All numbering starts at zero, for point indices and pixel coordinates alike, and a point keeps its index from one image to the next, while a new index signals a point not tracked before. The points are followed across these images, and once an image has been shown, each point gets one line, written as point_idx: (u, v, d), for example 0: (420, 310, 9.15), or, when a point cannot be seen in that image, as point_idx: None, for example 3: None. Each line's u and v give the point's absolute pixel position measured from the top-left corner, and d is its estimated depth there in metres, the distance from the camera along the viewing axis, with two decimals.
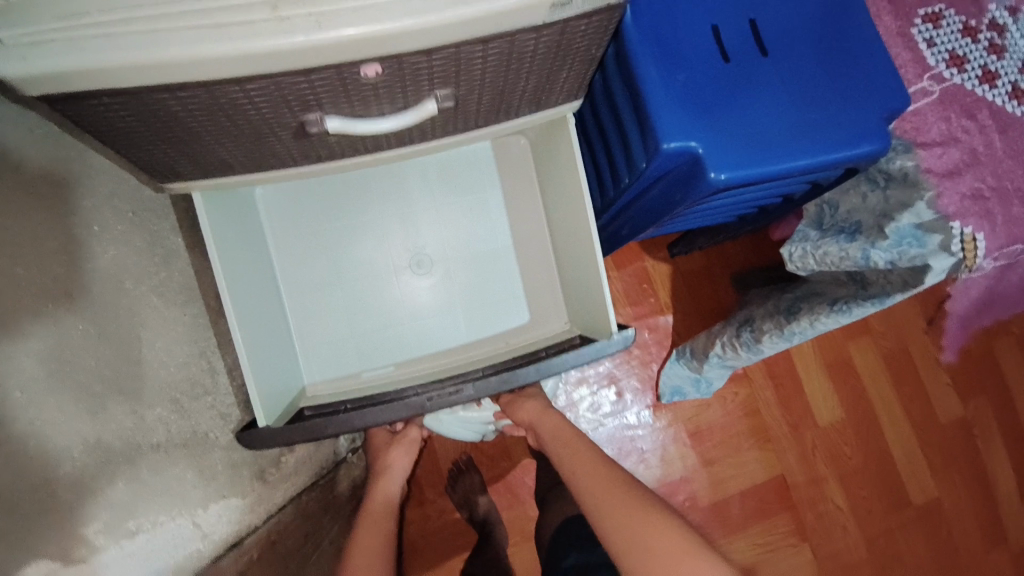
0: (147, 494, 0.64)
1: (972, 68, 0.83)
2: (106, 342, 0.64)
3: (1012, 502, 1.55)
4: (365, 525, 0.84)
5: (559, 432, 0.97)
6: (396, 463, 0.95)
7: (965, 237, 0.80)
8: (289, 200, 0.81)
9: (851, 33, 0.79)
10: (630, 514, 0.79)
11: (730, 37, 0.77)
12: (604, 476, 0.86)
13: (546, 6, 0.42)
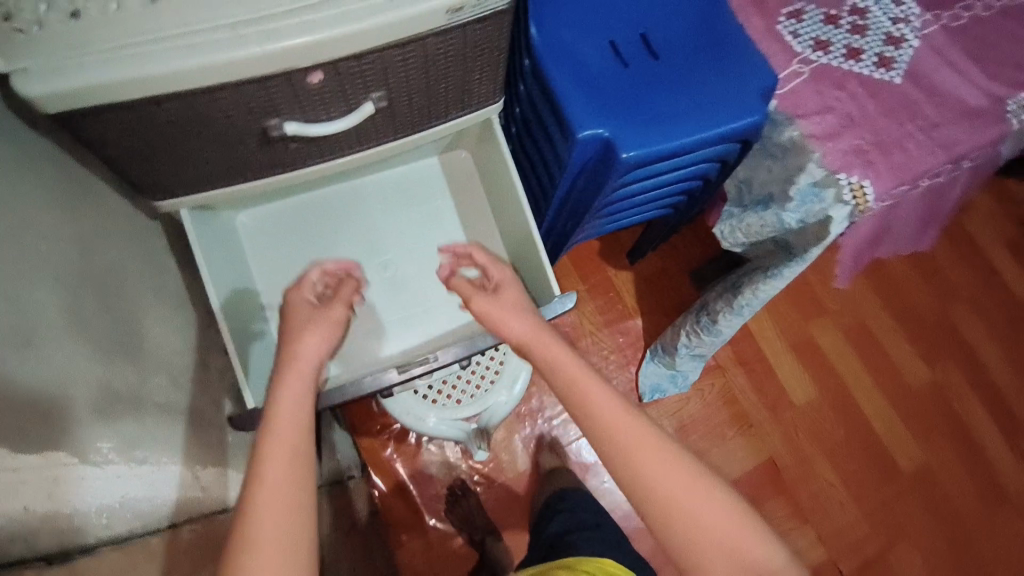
0: (149, 435, 0.69)
1: (837, 47, 0.97)
2: (112, 313, 0.70)
3: (1005, 460, 1.56)
4: (271, 449, 0.55)
5: (600, 407, 0.65)
6: (306, 354, 0.64)
7: (853, 184, 0.91)
8: (265, 224, 0.92)
9: (724, 30, 0.94)
10: (692, 502, 0.61)
11: (626, 48, 0.93)
12: (655, 439, 0.64)
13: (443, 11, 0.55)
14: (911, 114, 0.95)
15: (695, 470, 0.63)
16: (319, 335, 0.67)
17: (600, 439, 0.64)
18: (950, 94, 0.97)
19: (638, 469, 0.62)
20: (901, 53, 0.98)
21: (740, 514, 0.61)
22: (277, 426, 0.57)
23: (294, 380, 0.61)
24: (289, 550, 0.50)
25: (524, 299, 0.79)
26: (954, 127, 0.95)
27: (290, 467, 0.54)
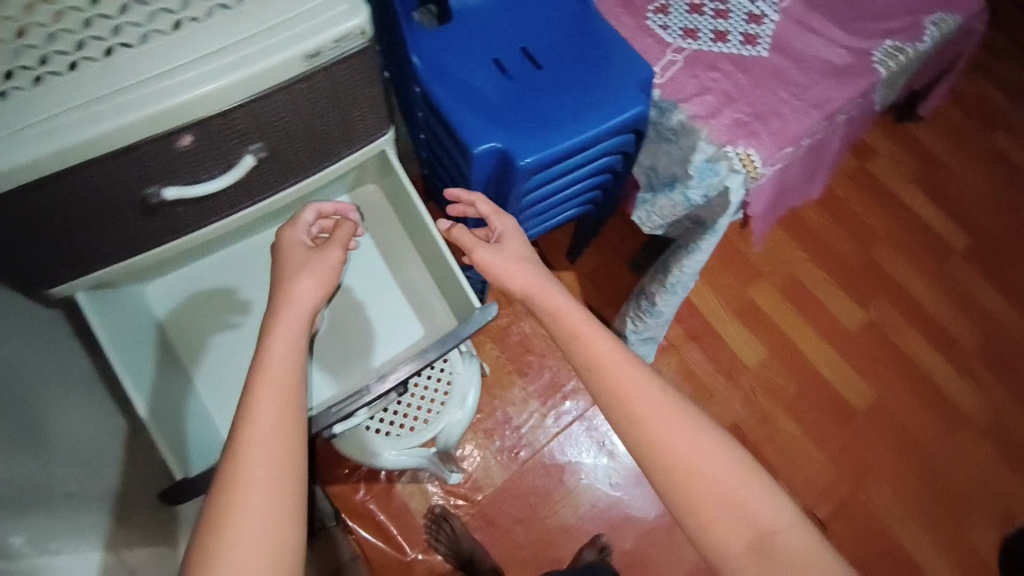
0: (61, 529, 0.68)
1: (705, 34, 1.05)
2: (12, 410, 0.69)
3: (953, 382, 1.62)
4: (264, 392, 0.60)
5: (598, 355, 0.74)
6: (303, 299, 0.69)
7: (741, 154, 0.97)
8: (177, 291, 0.98)
9: (599, 32, 0.99)
10: (683, 443, 0.68)
11: (509, 63, 0.97)
12: (648, 388, 0.71)
13: (300, 58, 0.57)
14: (782, 82, 1.02)
15: (688, 418, 0.70)
16: (314, 279, 0.71)
17: (598, 389, 0.73)
18: (815, 57, 1.05)
19: (632, 416, 0.70)
20: (763, 29, 1.06)
21: (731, 455, 0.68)
22: (270, 370, 0.62)
23: (284, 325, 0.66)
24: (279, 489, 0.56)
25: (525, 251, 0.85)
26: (824, 85, 1.02)
27: (281, 410, 0.59)
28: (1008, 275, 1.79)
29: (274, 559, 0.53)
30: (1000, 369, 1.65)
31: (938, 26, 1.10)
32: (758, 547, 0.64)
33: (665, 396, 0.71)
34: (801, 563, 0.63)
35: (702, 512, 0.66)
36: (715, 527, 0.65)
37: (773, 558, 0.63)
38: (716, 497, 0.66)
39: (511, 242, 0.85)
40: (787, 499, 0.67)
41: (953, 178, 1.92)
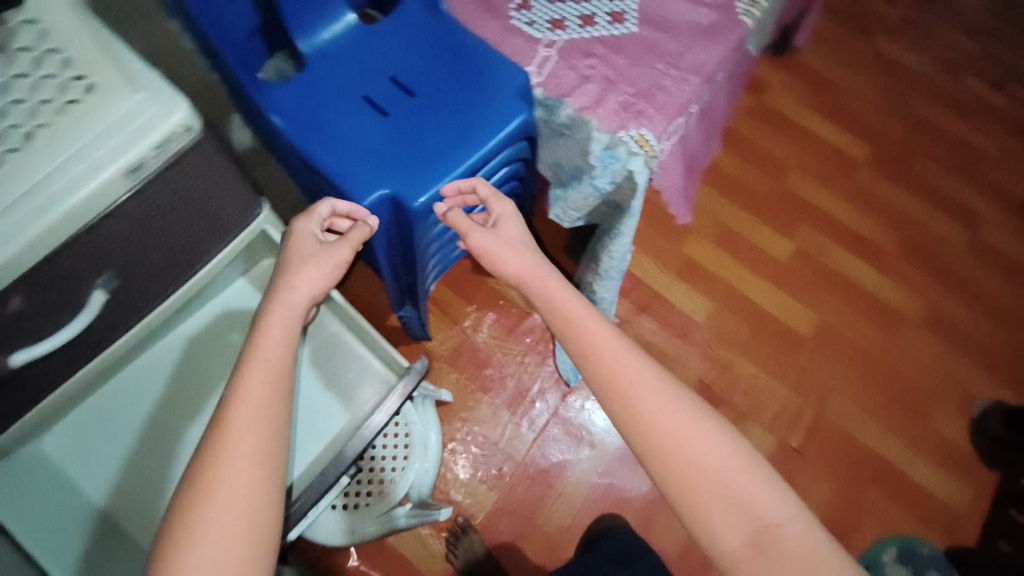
0: None
1: (572, 20, 1.02)
2: None
3: (884, 287, 1.71)
4: (253, 370, 0.64)
5: (597, 349, 0.73)
6: (301, 289, 0.73)
7: (634, 136, 0.96)
8: (72, 433, 0.99)
9: (464, 44, 0.95)
10: (688, 437, 0.69)
11: (380, 96, 0.92)
12: (653, 382, 0.72)
13: (120, 179, 0.54)
14: (657, 55, 1.02)
15: (690, 414, 0.70)
16: (315, 274, 0.75)
17: (602, 389, 0.73)
18: (683, 22, 1.05)
19: (634, 415, 0.70)
20: (626, 5, 1.05)
21: (732, 448, 0.69)
22: (267, 354, 0.66)
23: (280, 308, 0.70)
24: (264, 476, 0.60)
25: (521, 236, 0.85)
26: (697, 49, 1.03)
27: (275, 393, 0.64)
28: (910, 173, 1.89)
29: (245, 534, 0.58)
30: (922, 263, 1.75)
31: None
32: (758, 540, 0.65)
33: (666, 389, 0.72)
34: (797, 558, 0.64)
35: (702, 506, 0.66)
36: (714, 519, 0.66)
37: (773, 550, 0.64)
38: (719, 490, 0.67)
39: (509, 225, 0.85)
40: (784, 487, 0.68)
41: (842, 92, 2.00)
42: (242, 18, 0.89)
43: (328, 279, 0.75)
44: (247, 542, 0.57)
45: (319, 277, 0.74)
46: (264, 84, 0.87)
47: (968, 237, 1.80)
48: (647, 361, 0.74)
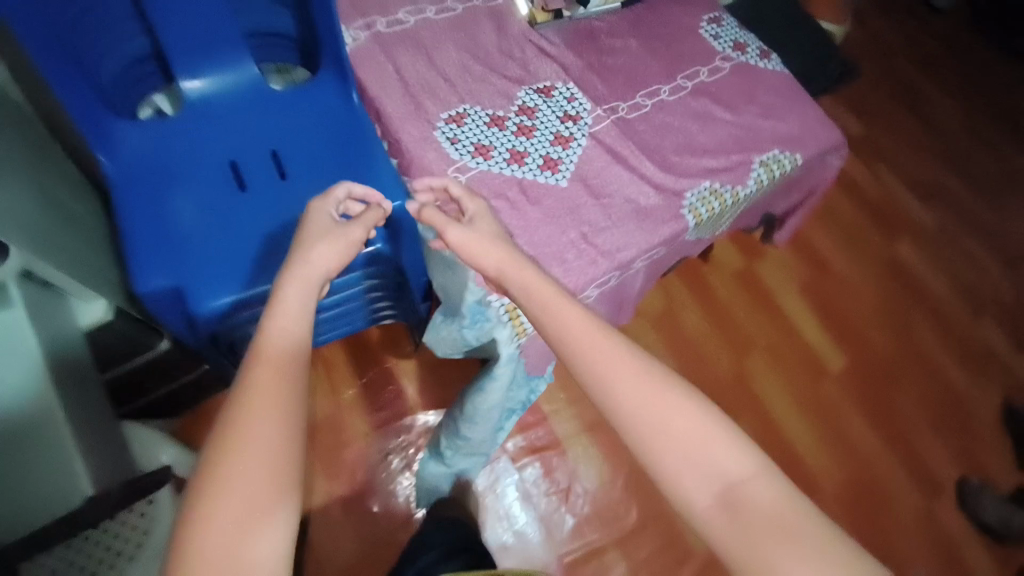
0: None
1: (498, 153, 0.93)
2: None
3: None
4: (271, 339, 0.57)
5: (597, 339, 0.64)
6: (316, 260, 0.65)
7: (504, 304, 0.84)
8: None
9: (362, 146, 0.88)
10: (668, 408, 0.60)
11: (248, 169, 0.84)
12: (636, 366, 0.62)
13: None
14: (577, 219, 0.90)
15: (654, 383, 0.61)
16: (333, 244, 0.67)
17: (577, 365, 0.64)
18: (619, 193, 0.94)
19: (601, 385, 0.62)
20: (566, 154, 0.95)
21: (707, 417, 0.60)
22: (286, 317, 0.59)
23: (297, 282, 0.62)
24: (283, 431, 0.52)
25: (501, 232, 0.76)
26: (620, 228, 0.91)
27: (292, 358, 0.56)
28: (890, 412, 1.67)
29: (272, 490, 0.50)
30: (866, 521, 1.51)
31: (769, 166, 1.01)
32: (736, 508, 0.55)
33: (649, 367, 0.63)
34: (769, 515, 0.54)
35: (678, 475, 0.58)
36: (687, 490, 0.57)
37: (755, 527, 0.54)
38: (691, 456, 0.58)
39: (484, 217, 0.78)
40: (759, 450, 0.59)
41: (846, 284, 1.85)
42: (124, 46, 0.85)
43: (346, 252, 0.67)
44: (277, 494, 0.50)
45: (335, 249, 0.66)
46: (111, 120, 0.80)
47: (930, 512, 1.55)
48: (632, 341, 0.65)
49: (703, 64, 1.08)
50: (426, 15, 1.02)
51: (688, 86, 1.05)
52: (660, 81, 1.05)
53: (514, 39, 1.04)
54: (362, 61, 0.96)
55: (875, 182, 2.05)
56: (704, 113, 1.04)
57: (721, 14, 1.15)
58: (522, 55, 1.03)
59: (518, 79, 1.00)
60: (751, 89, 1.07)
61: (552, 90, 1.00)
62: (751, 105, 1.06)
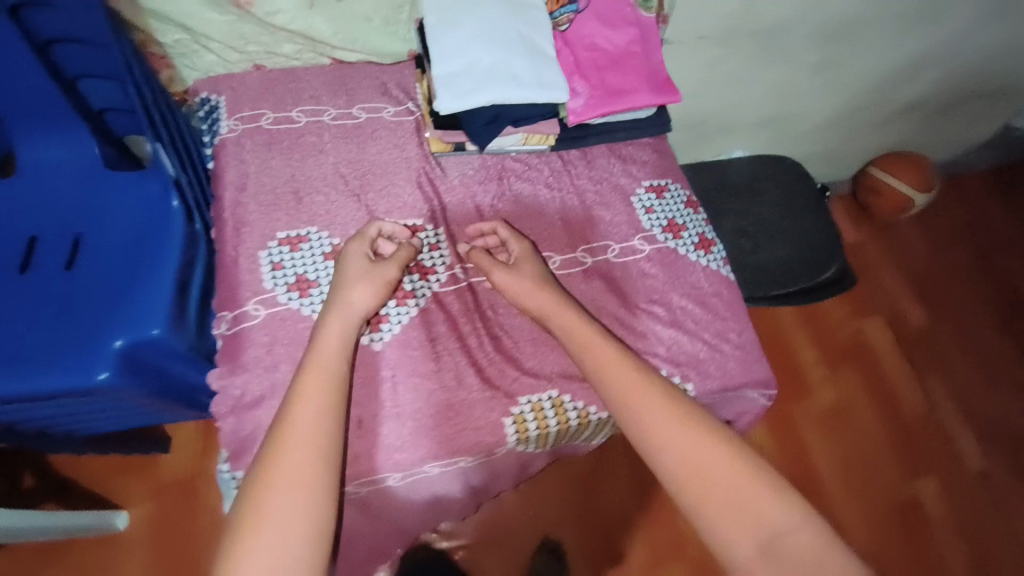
0: None
1: (318, 293, 0.82)
2: None
3: None
4: (313, 373, 0.68)
5: (640, 393, 0.71)
6: (354, 304, 0.74)
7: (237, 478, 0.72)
8: None
9: (157, 253, 0.78)
10: (699, 457, 0.66)
11: (41, 250, 0.78)
12: (670, 421, 0.69)
13: None
14: (368, 396, 0.76)
15: (692, 426, 0.68)
16: (368, 287, 0.76)
17: (624, 418, 0.71)
18: (437, 377, 0.78)
19: (643, 420, 0.70)
20: (397, 312, 0.81)
21: (736, 466, 0.66)
22: (319, 364, 0.69)
23: (335, 324, 0.73)
24: (322, 452, 0.64)
25: (547, 274, 0.82)
26: (416, 418, 0.76)
27: (326, 399, 0.67)
28: None
29: (321, 488, 0.62)
30: None
31: None
32: (766, 545, 0.61)
33: (685, 417, 0.69)
34: (810, 564, 0.59)
35: (711, 518, 0.64)
36: (720, 529, 0.63)
37: (783, 560, 0.60)
38: (720, 502, 0.64)
39: (533, 262, 0.83)
40: (788, 492, 0.65)
41: (863, 459, 1.60)
42: None
43: (384, 291, 0.77)
44: (308, 501, 0.61)
45: (369, 291, 0.76)
46: None
47: None
48: (668, 390, 0.73)
49: (615, 240, 0.90)
50: (321, 118, 0.94)
51: (585, 265, 0.88)
52: (556, 248, 0.89)
53: (405, 163, 0.93)
54: (225, 156, 0.89)
55: (913, 392, 1.72)
56: (591, 300, 0.85)
57: (668, 181, 0.96)
58: (404, 183, 0.92)
59: (386, 209, 0.89)
60: (665, 285, 0.88)
61: (420, 231, 0.88)
62: (656, 306, 0.86)
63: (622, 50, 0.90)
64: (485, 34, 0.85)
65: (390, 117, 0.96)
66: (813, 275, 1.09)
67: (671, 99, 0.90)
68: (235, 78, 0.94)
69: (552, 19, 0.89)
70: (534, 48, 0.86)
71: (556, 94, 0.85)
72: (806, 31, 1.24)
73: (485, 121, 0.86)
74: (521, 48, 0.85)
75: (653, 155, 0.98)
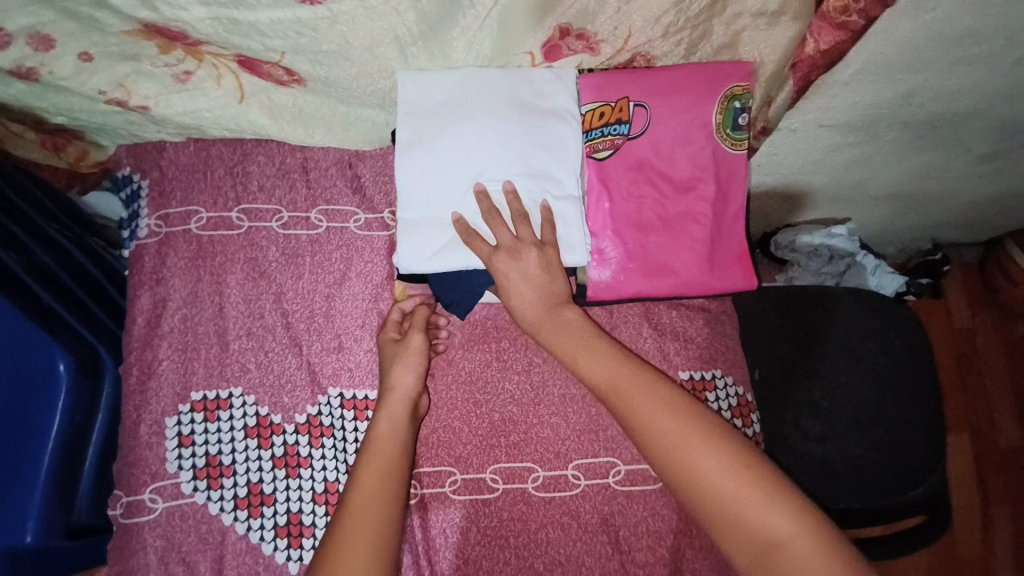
0: None
1: (230, 485, 0.66)
2: None
3: None
4: (371, 464, 0.54)
5: (629, 384, 0.53)
6: (399, 384, 0.61)
7: None
8: None
9: (39, 433, 0.66)
10: (705, 466, 0.48)
11: None
12: (667, 415, 0.50)
13: None
14: None
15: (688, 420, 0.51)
16: (408, 367, 0.62)
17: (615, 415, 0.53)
18: None
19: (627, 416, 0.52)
20: (325, 525, 0.66)
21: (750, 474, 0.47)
22: (378, 445, 0.56)
23: (389, 405, 0.59)
24: (378, 543, 0.49)
25: (547, 298, 0.58)
26: None
27: (389, 482, 0.53)
28: None
29: None
30: None
31: None
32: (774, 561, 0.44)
33: (683, 409, 0.51)
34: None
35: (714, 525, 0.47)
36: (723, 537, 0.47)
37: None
38: (722, 514, 0.47)
39: (529, 249, 0.57)
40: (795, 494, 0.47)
41: None
42: None
43: (424, 368, 0.62)
44: None
45: (413, 368, 0.62)
46: None
47: None
48: (666, 379, 0.54)
49: (624, 458, 0.69)
50: (267, 224, 0.70)
51: (577, 487, 0.68)
52: (542, 461, 0.69)
53: (367, 300, 0.70)
54: (141, 270, 0.69)
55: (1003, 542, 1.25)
56: (570, 544, 0.67)
57: (716, 373, 0.72)
58: (361, 331, 0.70)
59: (332, 371, 0.69)
60: (675, 536, 0.68)
61: (367, 408, 0.68)
62: (654, 561, 0.67)
63: (684, 203, 0.60)
64: (476, 164, 0.58)
65: (357, 230, 0.71)
66: (897, 492, 0.79)
67: (742, 283, 0.63)
68: (164, 153, 0.70)
69: (587, 140, 0.60)
70: (548, 186, 0.59)
71: (570, 258, 0.59)
72: (987, 123, 0.82)
73: (458, 287, 0.61)
74: (527, 190, 0.58)
75: (703, 328, 0.73)
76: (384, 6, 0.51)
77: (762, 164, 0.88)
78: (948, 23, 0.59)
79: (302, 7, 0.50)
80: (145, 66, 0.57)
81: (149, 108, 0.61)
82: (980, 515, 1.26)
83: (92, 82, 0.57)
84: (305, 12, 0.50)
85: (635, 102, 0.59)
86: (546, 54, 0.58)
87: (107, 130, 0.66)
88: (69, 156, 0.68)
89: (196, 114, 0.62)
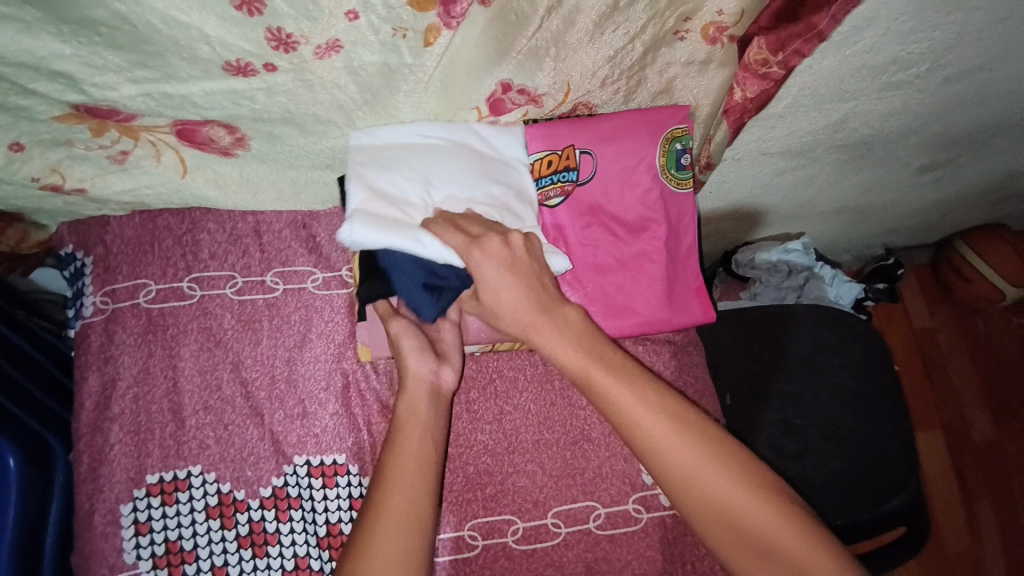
0: None
1: (193, 572, 0.63)
2: None
3: None
4: (400, 471, 0.50)
5: (630, 393, 0.48)
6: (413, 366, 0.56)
7: None
8: None
9: None
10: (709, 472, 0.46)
11: None
12: (677, 429, 0.47)
13: None
14: None
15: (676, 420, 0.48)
16: (412, 346, 0.57)
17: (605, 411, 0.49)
18: None
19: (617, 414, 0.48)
20: None
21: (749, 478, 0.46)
22: (407, 445, 0.52)
23: (410, 403, 0.55)
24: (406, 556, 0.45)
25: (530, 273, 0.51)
26: None
27: (420, 488, 0.49)
28: None
29: None
30: None
31: None
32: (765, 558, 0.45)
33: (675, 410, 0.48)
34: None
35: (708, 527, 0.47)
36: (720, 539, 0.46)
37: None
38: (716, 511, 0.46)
39: (491, 237, 0.50)
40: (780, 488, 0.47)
41: None
42: None
43: (424, 339, 0.58)
44: None
45: (411, 346, 0.57)
46: None
47: None
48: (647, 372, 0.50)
49: (604, 501, 0.68)
50: (221, 291, 0.69)
51: (558, 536, 0.67)
52: (521, 512, 0.67)
53: (329, 362, 0.68)
54: (89, 350, 0.66)
55: (990, 534, 1.27)
56: None
57: None
58: (325, 394, 0.68)
59: (296, 439, 0.66)
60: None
61: (337, 475, 0.66)
62: None
63: (638, 244, 0.61)
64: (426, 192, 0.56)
65: (315, 289, 0.70)
66: (875, 506, 0.80)
67: (701, 316, 0.64)
68: (108, 227, 0.68)
69: (538, 189, 0.60)
70: (507, 219, 0.56)
71: (555, 261, 0.54)
72: (918, 140, 0.87)
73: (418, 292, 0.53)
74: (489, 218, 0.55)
75: (670, 360, 0.74)
76: (322, 80, 0.51)
77: (712, 192, 0.90)
78: (871, 55, 0.63)
79: (234, 78, 0.49)
80: (80, 148, 0.56)
81: (86, 188, 0.60)
82: (963, 513, 1.28)
83: (23, 170, 0.56)
84: (238, 83, 0.50)
85: (580, 150, 0.60)
86: (491, 108, 0.59)
87: (45, 210, 0.64)
88: (9, 240, 0.65)
89: (136, 191, 0.61)
